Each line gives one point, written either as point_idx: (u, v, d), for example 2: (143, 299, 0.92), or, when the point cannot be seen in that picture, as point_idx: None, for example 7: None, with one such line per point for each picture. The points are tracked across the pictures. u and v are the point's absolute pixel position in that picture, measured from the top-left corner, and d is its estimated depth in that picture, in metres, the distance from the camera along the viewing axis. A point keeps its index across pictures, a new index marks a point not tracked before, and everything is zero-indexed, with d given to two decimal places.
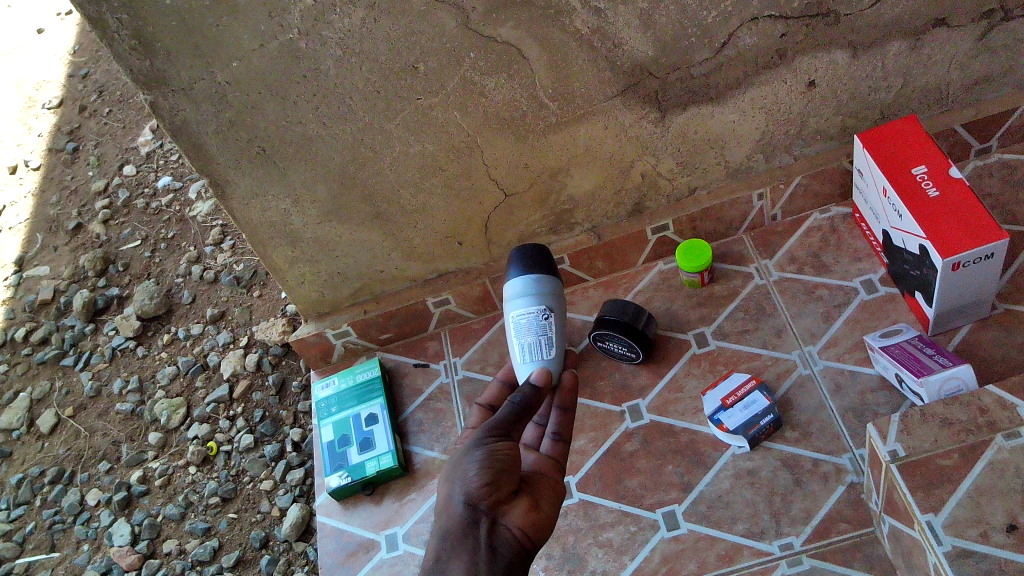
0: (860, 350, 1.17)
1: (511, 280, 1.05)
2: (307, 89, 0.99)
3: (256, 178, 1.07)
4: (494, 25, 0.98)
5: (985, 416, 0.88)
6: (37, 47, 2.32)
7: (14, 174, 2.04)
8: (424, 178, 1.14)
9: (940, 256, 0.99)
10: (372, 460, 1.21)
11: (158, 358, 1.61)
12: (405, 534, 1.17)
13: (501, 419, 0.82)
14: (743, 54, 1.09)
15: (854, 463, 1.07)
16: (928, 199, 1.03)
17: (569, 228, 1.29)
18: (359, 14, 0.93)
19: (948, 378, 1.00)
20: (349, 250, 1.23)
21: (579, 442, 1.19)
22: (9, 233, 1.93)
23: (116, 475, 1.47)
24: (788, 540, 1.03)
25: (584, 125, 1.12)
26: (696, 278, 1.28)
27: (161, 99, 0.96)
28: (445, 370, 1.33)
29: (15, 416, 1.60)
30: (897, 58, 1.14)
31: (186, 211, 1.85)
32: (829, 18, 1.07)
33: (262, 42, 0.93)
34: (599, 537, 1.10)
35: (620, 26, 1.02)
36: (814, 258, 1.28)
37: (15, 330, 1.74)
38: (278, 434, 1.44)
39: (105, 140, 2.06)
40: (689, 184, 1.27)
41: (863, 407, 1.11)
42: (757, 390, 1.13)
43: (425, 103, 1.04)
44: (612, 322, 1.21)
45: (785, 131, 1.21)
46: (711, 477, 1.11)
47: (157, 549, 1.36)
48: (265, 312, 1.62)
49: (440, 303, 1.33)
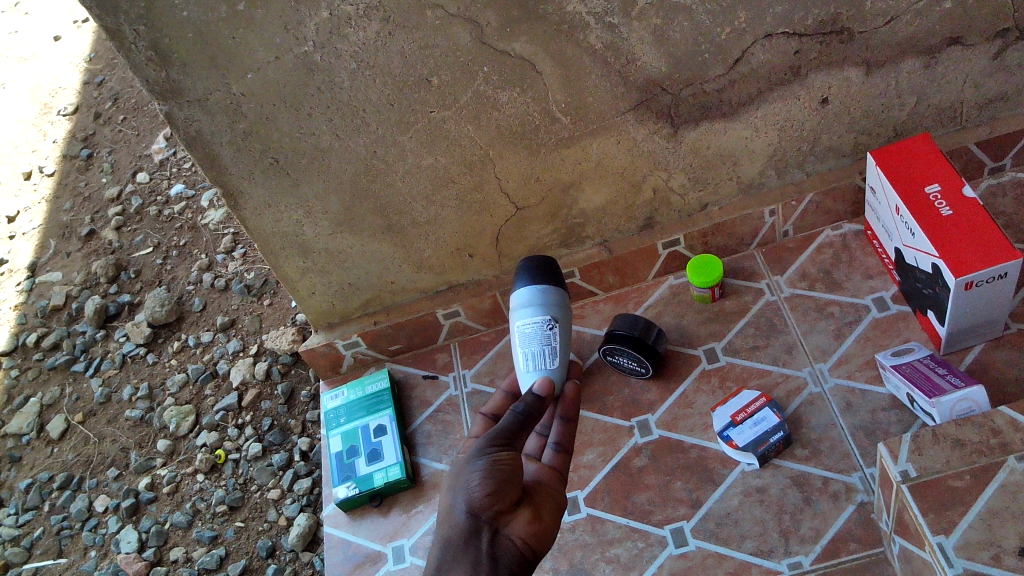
0: (871, 368, 1.16)
1: (517, 291, 1.04)
2: (321, 102, 1.00)
3: (270, 188, 1.08)
4: (508, 39, 0.98)
5: (998, 437, 0.88)
6: (54, 54, 2.35)
7: (29, 180, 2.06)
8: (435, 190, 1.14)
9: (952, 275, 0.98)
10: (381, 471, 1.21)
11: (168, 366, 1.62)
12: (411, 546, 1.16)
13: (503, 428, 0.82)
14: (756, 71, 1.09)
15: (864, 482, 1.06)
16: (941, 217, 1.03)
17: (580, 242, 1.29)
18: (374, 28, 0.94)
19: (960, 398, 0.99)
20: (360, 261, 1.23)
21: (586, 457, 1.19)
22: (23, 239, 1.95)
23: (124, 481, 1.48)
24: (797, 559, 1.02)
25: (596, 140, 1.13)
26: (707, 294, 1.28)
27: (176, 109, 0.97)
28: (454, 382, 1.33)
29: (26, 421, 1.61)
30: (911, 75, 1.14)
31: (198, 219, 1.86)
32: (843, 36, 1.07)
33: (278, 54, 0.94)
34: (606, 553, 1.09)
35: (633, 42, 1.02)
36: (825, 275, 1.28)
37: (26, 335, 1.75)
38: (286, 442, 1.44)
39: (119, 148, 2.08)
40: (701, 200, 1.27)
41: (874, 425, 1.10)
42: (768, 407, 1.12)
43: (439, 116, 1.05)
44: (622, 336, 1.21)
45: (797, 148, 1.21)
46: (720, 494, 1.10)
47: (164, 557, 1.36)
48: (275, 321, 1.62)
49: (451, 315, 1.33)
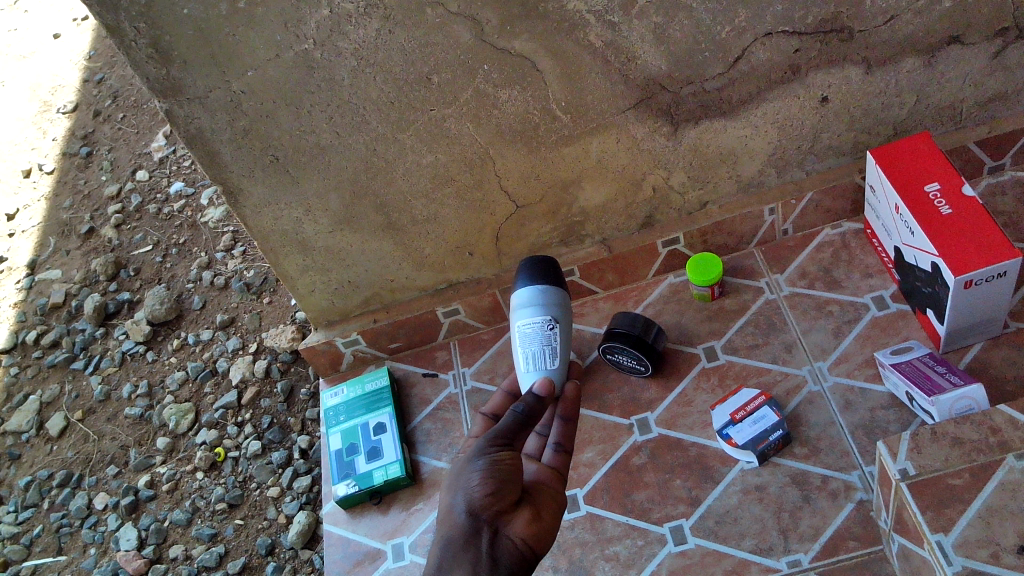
0: (870, 366, 1.16)
1: (518, 292, 1.05)
2: (321, 99, 1.00)
3: (270, 186, 1.08)
4: (508, 37, 0.98)
5: (997, 436, 0.88)
6: (54, 52, 2.35)
7: (28, 178, 2.06)
8: (435, 189, 1.14)
9: (951, 273, 0.99)
10: (380, 468, 1.21)
11: (168, 363, 1.62)
12: (411, 544, 1.17)
13: (504, 428, 0.82)
14: (756, 70, 1.09)
15: (863, 480, 1.06)
16: (941, 216, 1.03)
17: (580, 240, 1.29)
18: (374, 26, 0.94)
19: (959, 397, 0.99)
20: (360, 259, 1.23)
21: (586, 455, 1.19)
22: (22, 236, 1.95)
23: (124, 479, 1.48)
24: (796, 557, 1.03)
25: (596, 138, 1.13)
26: (706, 292, 1.28)
27: (176, 107, 0.97)
28: (453, 380, 1.34)
29: (25, 419, 1.61)
30: (911, 75, 1.14)
31: (198, 217, 1.86)
32: (843, 34, 1.07)
33: (278, 52, 0.94)
34: (606, 550, 1.09)
35: (633, 40, 1.02)
36: (825, 273, 1.28)
37: (25, 333, 1.75)
38: (286, 440, 1.44)
39: (118, 146, 2.07)
40: (701, 198, 1.27)
41: (873, 424, 1.11)
42: (767, 405, 1.12)
43: (439, 114, 1.05)
44: (621, 334, 1.21)
45: (797, 146, 1.21)
46: (720, 492, 1.10)
47: (163, 555, 1.37)
48: (275, 319, 1.62)
49: (450, 313, 1.33)
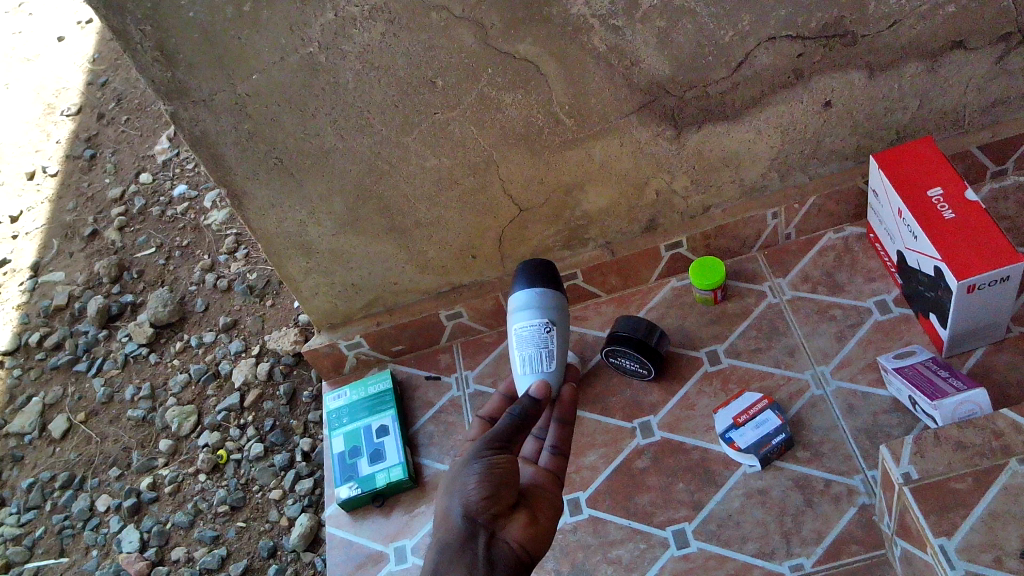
0: (873, 370, 1.16)
1: (515, 295, 1.05)
2: (326, 102, 1.00)
3: (274, 189, 1.09)
4: (513, 40, 0.98)
5: (1000, 440, 0.88)
6: (59, 55, 2.36)
7: (32, 180, 2.07)
8: (439, 192, 1.15)
9: (955, 278, 0.99)
10: (383, 471, 1.21)
11: (170, 366, 1.62)
12: (414, 547, 1.17)
13: (500, 431, 0.81)
14: (760, 73, 1.09)
15: (865, 485, 1.06)
16: (943, 221, 1.03)
17: (583, 244, 1.29)
18: (379, 29, 0.94)
19: (961, 401, 0.99)
20: (364, 261, 1.23)
21: (589, 458, 1.19)
22: (25, 238, 1.95)
23: (126, 481, 1.48)
24: (799, 561, 1.02)
25: (600, 142, 1.13)
26: (708, 296, 1.28)
27: (182, 109, 0.97)
28: (456, 383, 1.34)
29: (27, 421, 1.61)
30: (913, 80, 1.14)
31: (201, 219, 1.87)
32: (846, 39, 1.07)
33: (283, 55, 0.94)
34: (608, 554, 1.09)
35: (637, 44, 1.02)
36: (828, 277, 1.28)
37: (29, 334, 1.76)
38: (288, 443, 1.44)
39: (122, 148, 2.08)
40: (703, 202, 1.27)
41: (876, 427, 1.11)
42: (769, 408, 1.12)
43: (443, 117, 1.05)
44: (624, 339, 1.21)
45: (800, 150, 1.22)
46: (722, 495, 1.10)
47: (165, 557, 1.37)
48: (277, 321, 1.62)
49: (453, 316, 1.33)
